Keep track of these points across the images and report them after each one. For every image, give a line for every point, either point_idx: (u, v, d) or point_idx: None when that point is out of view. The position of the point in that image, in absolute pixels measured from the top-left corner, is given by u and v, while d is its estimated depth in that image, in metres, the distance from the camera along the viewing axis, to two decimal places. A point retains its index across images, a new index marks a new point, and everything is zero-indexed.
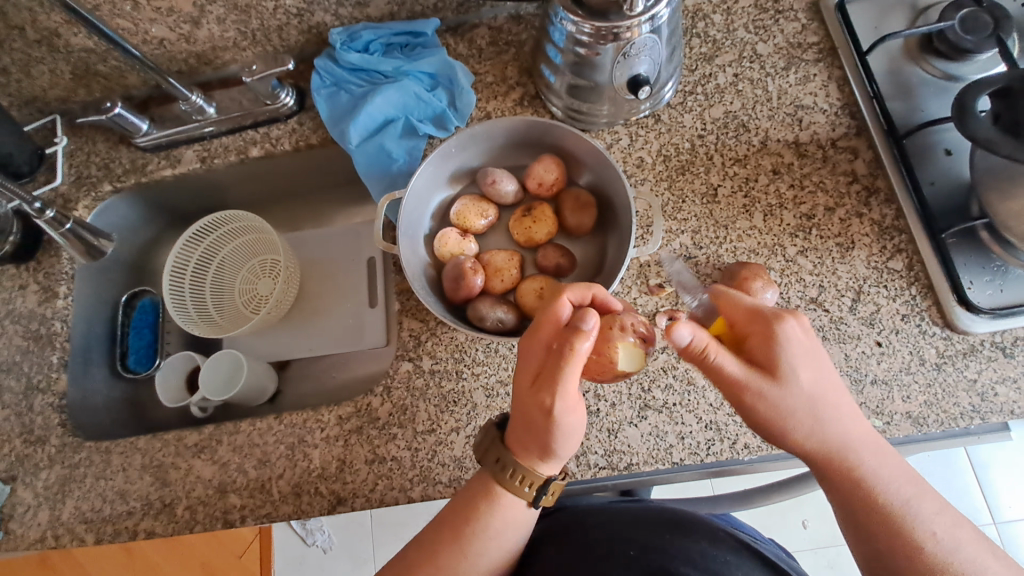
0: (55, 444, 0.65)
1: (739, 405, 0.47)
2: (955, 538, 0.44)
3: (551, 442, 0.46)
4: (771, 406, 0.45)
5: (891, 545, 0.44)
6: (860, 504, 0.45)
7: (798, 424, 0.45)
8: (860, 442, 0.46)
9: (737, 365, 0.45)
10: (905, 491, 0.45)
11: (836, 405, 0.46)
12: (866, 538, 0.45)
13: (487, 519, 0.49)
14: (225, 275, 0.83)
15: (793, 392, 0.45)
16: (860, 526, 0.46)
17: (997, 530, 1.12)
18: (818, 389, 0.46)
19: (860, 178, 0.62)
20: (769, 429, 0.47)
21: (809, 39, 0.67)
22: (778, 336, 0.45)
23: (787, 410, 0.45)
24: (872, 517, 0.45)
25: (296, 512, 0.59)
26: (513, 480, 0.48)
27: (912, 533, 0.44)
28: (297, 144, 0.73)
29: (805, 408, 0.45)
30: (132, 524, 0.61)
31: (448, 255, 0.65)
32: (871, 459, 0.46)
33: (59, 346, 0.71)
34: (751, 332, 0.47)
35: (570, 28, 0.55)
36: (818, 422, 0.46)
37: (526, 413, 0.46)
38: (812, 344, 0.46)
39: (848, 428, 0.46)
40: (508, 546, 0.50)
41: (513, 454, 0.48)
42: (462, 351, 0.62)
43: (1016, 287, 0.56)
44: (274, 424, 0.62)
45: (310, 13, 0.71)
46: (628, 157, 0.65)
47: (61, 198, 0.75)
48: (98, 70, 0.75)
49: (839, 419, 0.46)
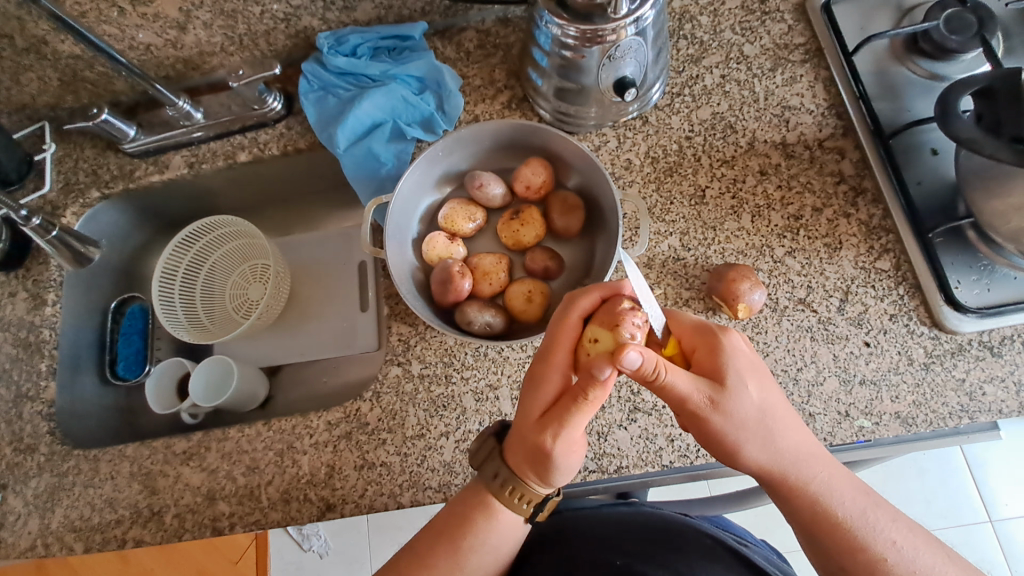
0: (44, 452, 0.64)
1: (695, 422, 0.46)
2: (915, 547, 0.45)
3: (549, 474, 0.46)
4: (721, 425, 0.45)
5: (852, 558, 0.45)
6: (818, 518, 0.46)
7: (751, 438, 0.46)
8: (811, 457, 0.47)
9: (688, 380, 0.44)
10: (861, 502, 0.46)
11: (785, 420, 0.47)
12: (826, 553, 0.46)
13: (482, 533, 0.49)
14: (215, 281, 0.83)
15: (743, 409, 0.45)
16: (821, 542, 0.46)
17: (993, 528, 1.13)
18: (766, 404, 0.46)
19: (847, 178, 0.62)
20: (723, 448, 0.47)
21: (795, 41, 0.67)
22: (722, 351, 0.46)
23: (739, 429, 0.45)
24: (830, 530, 0.45)
25: (286, 519, 0.59)
26: (507, 494, 0.48)
27: (871, 545, 0.44)
28: (285, 149, 0.73)
29: (756, 424, 0.46)
30: (121, 532, 0.60)
31: (437, 259, 0.64)
32: (824, 473, 0.46)
33: (47, 354, 0.70)
34: (699, 348, 0.48)
35: (555, 31, 0.55)
36: (769, 438, 0.46)
37: (525, 443, 0.46)
38: (753, 357, 0.47)
39: (799, 444, 0.47)
40: (501, 555, 0.51)
41: (505, 471, 0.48)
42: (451, 356, 0.62)
43: (1003, 286, 0.56)
44: (263, 431, 0.61)
45: (297, 18, 0.71)
46: (616, 159, 0.65)
47: (49, 205, 0.75)
48: (85, 76, 0.75)
49: (789, 435, 0.46)
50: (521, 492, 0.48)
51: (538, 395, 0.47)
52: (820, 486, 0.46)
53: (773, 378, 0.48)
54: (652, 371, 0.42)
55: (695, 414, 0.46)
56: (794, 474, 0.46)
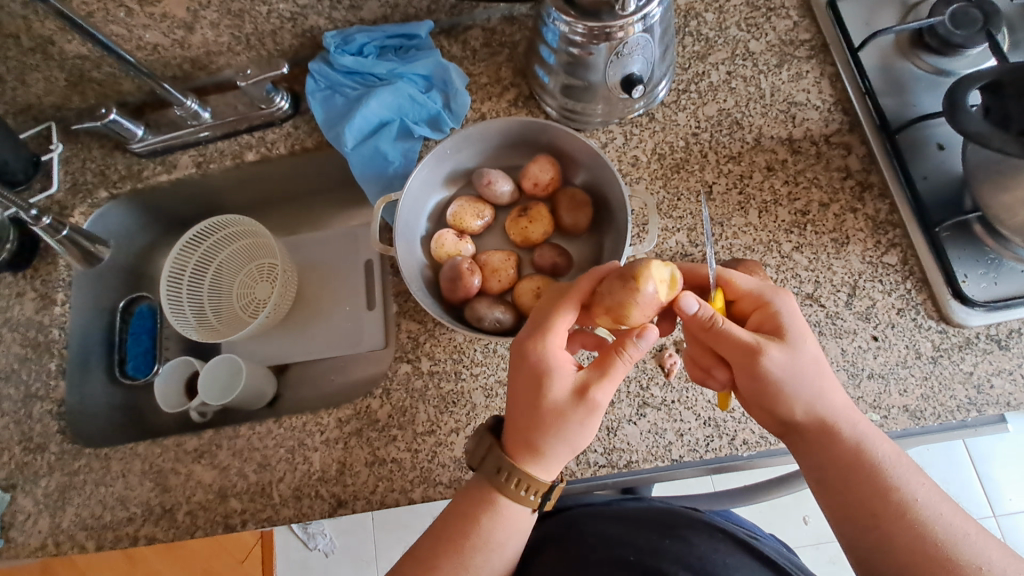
0: (54, 451, 0.65)
1: (744, 373, 0.46)
2: (942, 510, 0.42)
3: (579, 437, 0.46)
4: (761, 372, 0.45)
5: (880, 513, 0.42)
6: (843, 472, 0.44)
7: (784, 391, 0.45)
8: (845, 414, 0.46)
9: (749, 333, 0.46)
10: (892, 460, 0.44)
11: (815, 374, 0.45)
12: (854, 511, 0.44)
13: (486, 530, 0.47)
14: (222, 279, 0.83)
15: (782, 358, 0.45)
16: (845, 499, 0.44)
17: (997, 522, 1.13)
18: (795, 363, 0.45)
19: (853, 173, 0.63)
20: (760, 398, 0.47)
21: (800, 37, 0.68)
22: (776, 309, 0.48)
23: (773, 380, 0.45)
24: (858, 487, 0.44)
25: (297, 516, 0.59)
26: (511, 485, 0.47)
27: (898, 502, 0.42)
28: (293, 148, 0.73)
29: (789, 375, 0.45)
30: (133, 530, 0.61)
31: (445, 256, 0.65)
32: (857, 426, 0.45)
33: (57, 353, 0.71)
34: (754, 314, 0.49)
35: (563, 28, 0.56)
36: (803, 391, 0.45)
37: (551, 414, 0.45)
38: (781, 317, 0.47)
39: (833, 400, 0.46)
40: (509, 557, 0.48)
41: (510, 456, 0.47)
42: (460, 352, 0.62)
43: (1010, 279, 0.57)
44: (274, 428, 0.62)
45: (304, 17, 0.71)
46: (622, 156, 0.66)
47: (57, 205, 0.75)
48: (92, 77, 0.75)
49: (820, 389, 0.46)
50: (523, 480, 0.47)
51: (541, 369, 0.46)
52: (853, 439, 0.45)
53: (803, 334, 0.47)
54: (708, 320, 0.46)
55: (745, 363, 0.46)
56: (826, 428, 0.45)
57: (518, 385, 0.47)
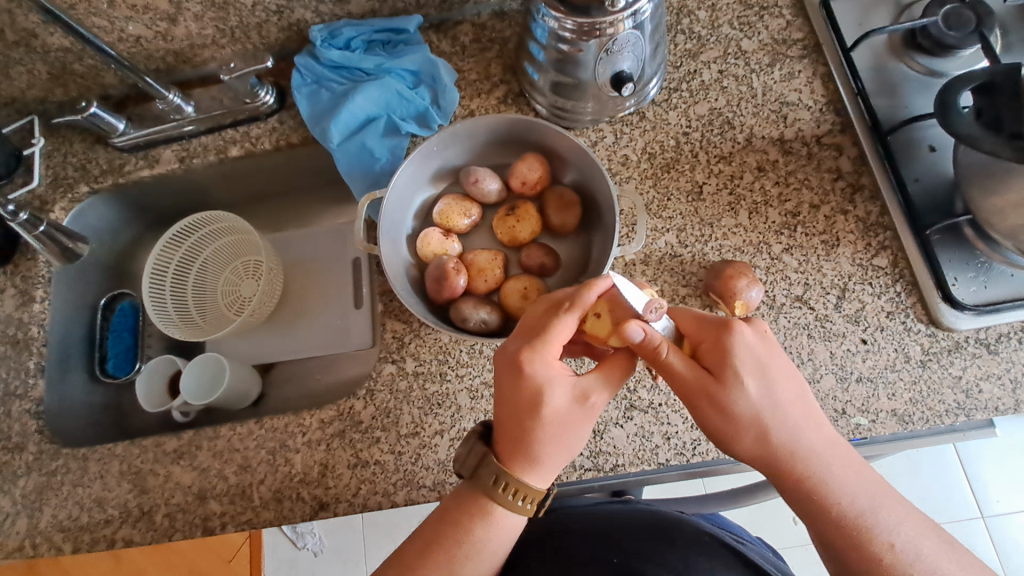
0: (32, 451, 0.63)
1: (691, 407, 0.45)
2: (921, 554, 0.41)
3: (577, 443, 0.46)
4: (715, 412, 0.44)
5: (853, 556, 0.42)
6: (816, 513, 0.43)
7: (743, 431, 0.43)
8: (818, 450, 0.44)
9: (692, 368, 0.44)
10: (872, 504, 0.42)
11: (789, 414, 0.43)
12: (823, 543, 0.44)
13: (480, 540, 0.46)
14: (207, 276, 0.82)
15: (728, 402, 0.43)
16: (823, 538, 0.43)
17: (985, 524, 1.13)
18: (764, 400, 0.43)
19: (844, 175, 0.62)
20: (716, 436, 0.45)
21: (793, 36, 0.67)
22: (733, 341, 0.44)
23: (739, 417, 0.43)
24: (825, 522, 0.43)
25: (278, 518, 0.58)
26: (502, 492, 0.45)
27: (868, 542, 0.42)
28: (278, 143, 0.72)
29: (759, 412, 0.43)
30: (110, 532, 0.59)
31: (431, 255, 0.64)
32: (835, 466, 0.43)
33: (36, 351, 0.69)
34: (704, 342, 0.45)
35: (552, 24, 0.55)
36: (775, 430, 0.43)
37: (552, 423, 0.44)
38: (763, 350, 0.44)
39: (806, 439, 0.43)
40: (498, 561, 0.48)
41: (506, 465, 0.45)
42: (446, 353, 0.61)
43: (999, 283, 0.56)
44: (255, 429, 0.61)
45: (290, 10, 0.70)
46: (612, 155, 0.65)
47: (38, 200, 0.73)
48: (74, 69, 0.74)
49: (791, 429, 0.43)
50: (514, 485, 0.45)
51: (542, 378, 0.44)
52: (826, 481, 0.43)
53: (781, 370, 0.44)
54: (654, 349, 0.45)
55: (691, 402, 0.45)
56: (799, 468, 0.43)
57: (514, 393, 0.45)
